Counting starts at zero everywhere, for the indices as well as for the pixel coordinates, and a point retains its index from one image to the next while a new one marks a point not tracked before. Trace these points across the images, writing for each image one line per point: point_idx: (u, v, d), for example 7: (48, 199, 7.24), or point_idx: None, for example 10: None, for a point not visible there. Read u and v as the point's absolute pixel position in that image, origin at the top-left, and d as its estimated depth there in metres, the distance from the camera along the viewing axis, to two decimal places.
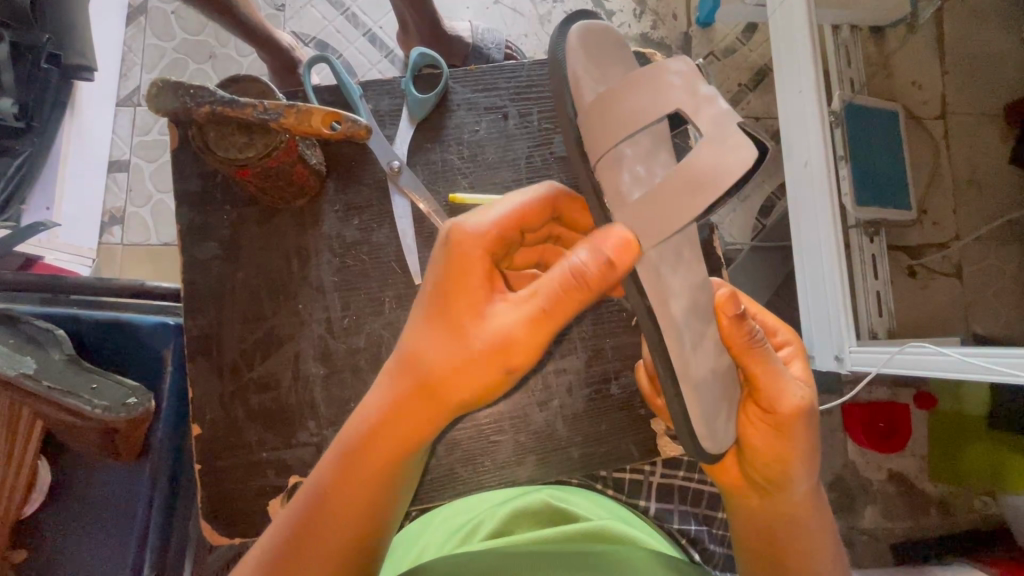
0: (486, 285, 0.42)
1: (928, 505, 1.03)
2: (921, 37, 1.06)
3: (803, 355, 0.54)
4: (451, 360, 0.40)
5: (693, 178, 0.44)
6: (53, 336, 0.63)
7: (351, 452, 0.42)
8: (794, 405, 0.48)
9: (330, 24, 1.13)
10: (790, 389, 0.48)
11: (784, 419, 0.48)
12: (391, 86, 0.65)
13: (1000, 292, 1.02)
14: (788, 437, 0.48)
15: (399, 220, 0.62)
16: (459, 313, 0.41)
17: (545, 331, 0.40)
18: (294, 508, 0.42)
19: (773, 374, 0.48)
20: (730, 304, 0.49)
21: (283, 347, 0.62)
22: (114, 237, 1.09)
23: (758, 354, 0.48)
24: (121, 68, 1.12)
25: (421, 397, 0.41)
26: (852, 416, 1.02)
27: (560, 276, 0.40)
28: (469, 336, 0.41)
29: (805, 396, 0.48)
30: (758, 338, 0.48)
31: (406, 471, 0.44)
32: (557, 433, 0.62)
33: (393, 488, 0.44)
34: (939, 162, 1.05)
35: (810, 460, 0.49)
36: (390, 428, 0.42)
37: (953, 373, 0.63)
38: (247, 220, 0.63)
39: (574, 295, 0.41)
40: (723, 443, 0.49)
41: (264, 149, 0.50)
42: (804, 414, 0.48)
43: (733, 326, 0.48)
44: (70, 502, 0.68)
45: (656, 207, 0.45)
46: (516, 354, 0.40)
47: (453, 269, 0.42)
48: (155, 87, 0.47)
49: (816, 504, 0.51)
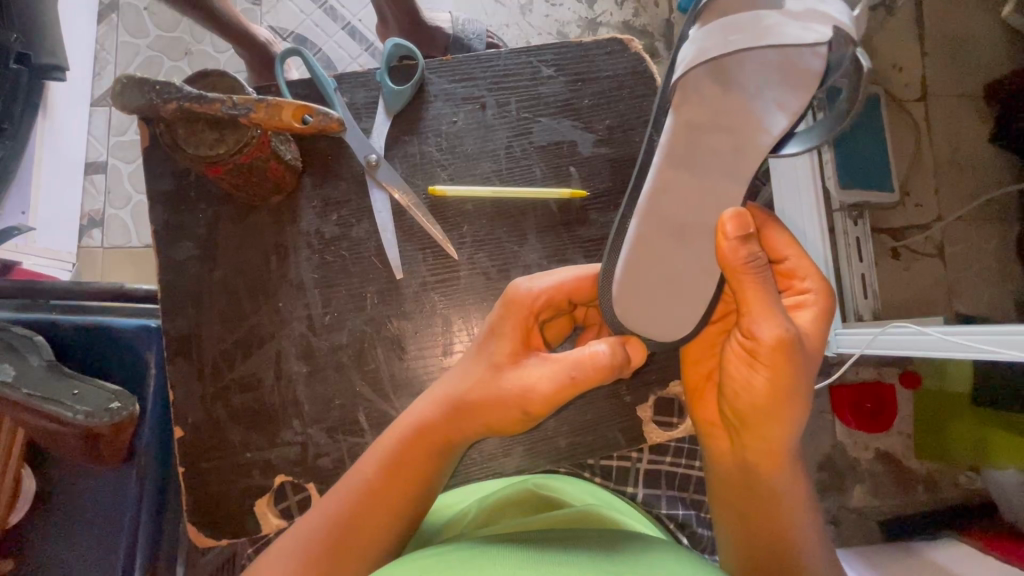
0: (522, 345, 0.50)
1: (914, 482, 1.05)
2: (900, 19, 1.07)
3: (820, 305, 0.50)
4: (487, 393, 0.49)
5: (758, 31, 0.46)
6: (31, 342, 0.61)
7: (398, 446, 0.50)
8: (778, 335, 0.45)
9: (308, 19, 1.11)
10: (776, 320, 0.45)
11: (766, 351, 0.46)
12: (366, 78, 0.64)
13: (981, 271, 1.03)
14: (771, 371, 0.46)
15: (378, 215, 0.61)
16: (504, 351, 0.50)
17: (562, 392, 0.47)
18: (345, 490, 0.50)
19: (761, 305, 0.46)
20: (735, 223, 0.46)
21: (265, 346, 0.62)
22: (93, 240, 1.07)
23: (753, 277, 0.46)
24: (94, 67, 1.10)
25: (460, 408, 0.50)
26: (840, 398, 1.04)
27: (583, 355, 0.47)
28: (503, 377, 0.49)
29: (792, 332, 0.45)
30: (757, 264, 0.46)
31: (440, 469, 0.52)
32: (543, 423, 0.62)
33: (433, 483, 0.52)
34: (921, 142, 1.05)
35: (797, 404, 0.48)
36: (434, 431, 0.51)
37: (929, 351, 0.64)
38: (223, 219, 0.62)
39: (594, 371, 0.47)
40: (664, 332, 0.52)
41: (236, 145, 0.49)
42: (788, 349, 0.45)
43: (733, 246, 0.46)
44: (54, 512, 0.67)
45: (717, 36, 0.46)
46: (535, 404, 0.48)
47: (507, 321, 0.50)
48: (120, 85, 0.46)
49: (794, 461, 0.50)
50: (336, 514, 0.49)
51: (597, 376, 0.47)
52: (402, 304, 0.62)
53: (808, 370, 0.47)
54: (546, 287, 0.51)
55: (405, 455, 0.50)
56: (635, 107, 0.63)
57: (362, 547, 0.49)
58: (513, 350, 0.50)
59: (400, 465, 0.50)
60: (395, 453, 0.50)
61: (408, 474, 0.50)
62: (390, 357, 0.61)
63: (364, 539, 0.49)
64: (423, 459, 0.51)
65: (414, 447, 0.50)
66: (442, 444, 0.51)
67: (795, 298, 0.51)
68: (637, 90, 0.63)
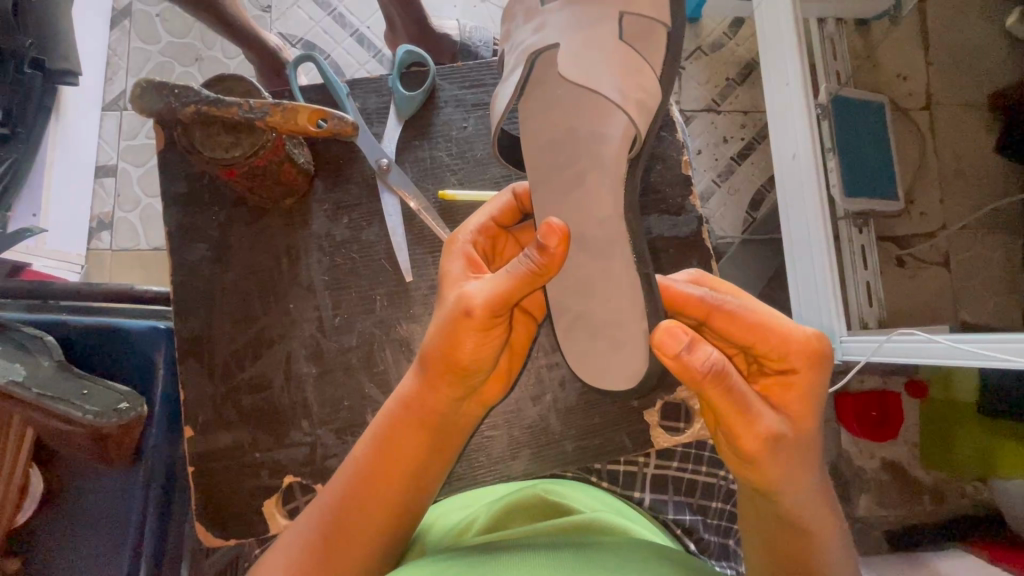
0: (466, 271, 0.49)
1: (920, 492, 1.04)
2: (904, 29, 1.08)
3: (805, 385, 0.44)
4: (441, 326, 0.46)
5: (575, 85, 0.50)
6: (42, 343, 0.62)
7: (389, 435, 0.48)
8: (759, 441, 0.41)
9: (317, 25, 1.12)
10: (759, 419, 0.41)
11: (754, 449, 0.42)
12: (378, 84, 0.65)
13: (989, 279, 1.03)
14: (760, 466, 0.42)
15: (389, 218, 0.62)
16: (454, 277, 0.48)
17: (502, 290, 0.44)
18: (341, 485, 0.47)
19: (740, 412, 0.41)
20: (673, 339, 0.40)
21: (275, 347, 0.62)
22: (102, 242, 1.08)
23: (721, 385, 0.40)
24: (106, 72, 1.12)
25: (431, 369, 0.47)
26: (844, 408, 1.04)
27: (511, 264, 0.44)
28: (446, 304, 0.47)
29: (774, 427, 0.42)
30: (722, 370, 0.40)
31: (431, 453, 0.50)
32: (551, 427, 0.63)
33: (435, 453, 0.50)
34: (926, 151, 1.06)
35: (803, 474, 0.43)
36: (420, 400, 0.48)
37: (938, 360, 0.64)
38: (235, 221, 0.63)
39: (527, 273, 0.43)
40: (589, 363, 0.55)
41: (251, 149, 0.50)
42: (771, 443, 0.42)
43: (682, 363, 0.40)
44: (60, 513, 0.67)
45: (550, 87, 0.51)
46: (480, 313, 0.44)
47: (444, 262, 0.50)
48: (138, 88, 0.46)
49: (824, 505, 0.45)
50: (331, 505, 0.46)
51: (542, 274, 0.43)
52: (411, 307, 0.62)
53: (798, 462, 0.42)
54: (477, 224, 0.52)
55: (399, 436, 0.48)
56: None
57: (359, 541, 0.46)
58: (455, 274, 0.49)
59: (394, 440, 0.48)
60: (389, 428, 0.48)
61: (402, 458, 0.48)
62: (398, 360, 0.62)
63: (362, 525, 0.46)
64: (418, 432, 0.48)
65: (401, 423, 0.48)
66: (430, 412, 0.48)
67: (778, 376, 0.45)
68: None
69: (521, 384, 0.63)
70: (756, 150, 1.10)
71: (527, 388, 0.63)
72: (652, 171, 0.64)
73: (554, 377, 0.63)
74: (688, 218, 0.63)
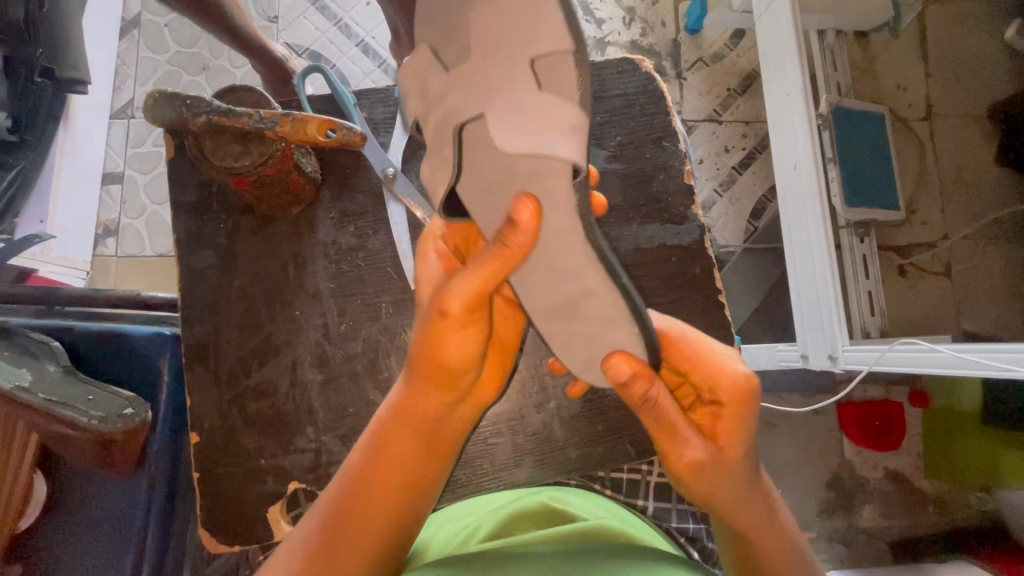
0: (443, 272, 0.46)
1: (925, 502, 1.04)
2: (903, 41, 1.09)
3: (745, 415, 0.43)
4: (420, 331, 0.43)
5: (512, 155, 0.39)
6: (48, 349, 0.63)
7: (385, 444, 0.46)
8: (683, 466, 0.42)
9: (323, 36, 1.14)
10: (687, 446, 0.42)
11: (682, 470, 0.43)
12: (385, 95, 0.66)
13: (990, 289, 1.04)
14: (694, 486, 0.44)
15: (395, 226, 0.63)
16: (433, 281, 0.45)
17: (477, 276, 0.39)
18: (338, 490, 0.47)
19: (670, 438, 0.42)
20: (616, 370, 0.41)
21: (281, 354, 0.63)
22: (108, 249, 1.09)
23: (649, 410, 0.42)
24: (114, 80, 1.13)
25: (420, 374, 0.44)
26: (846, 416, 1.05)
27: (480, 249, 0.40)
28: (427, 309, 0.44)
29: (704, 455, 0.42)
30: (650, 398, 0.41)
31: (436, 465, 0.48)
32: (554, 434, 0.63)
33: (436, 463, 0.48)
34: (926, 161, 1.07)
35: (741, 500, 0.43)
36: (412, 407, 0.45)
37: (940, 369, 0.64)
38: (243, 228, 0.63)
39: (501, 256, 0.38)
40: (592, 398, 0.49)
41: (261, 158, 0.51)
42: (700, 468, 0.42)
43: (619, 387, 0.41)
44: (63, 519, 0.67)
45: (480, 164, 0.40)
46: (459, 308, 0.40)
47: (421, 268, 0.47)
48: (151, 99, 0.48)
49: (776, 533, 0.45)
50: (331, 512, 0.46)
51: (515, 256, 0.38)
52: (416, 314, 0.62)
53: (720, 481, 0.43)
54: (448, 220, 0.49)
55: (393, 449, 0.46)
56: (646, 125, 0.65)
57: (356, 547, 0.45)
58: (433, 278, 0.46)
59: (391, 451, 0.46)
60: (386, 439, 0.46)
61: (397, 468, 0.46)
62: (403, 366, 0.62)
63: (359, 531, 0.45)
64: (415, 439, 0.46)
65: (398, 432, 0.46)
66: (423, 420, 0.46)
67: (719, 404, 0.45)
68: (647, 107, 0.65)
69: (525, 392, 0.63)
70: (757, 160, 1.11)
71: (531, 396, 0.63)
72: (655, 181, 0.64)
73: (558, 385, 0.64)
74: (691, 228, 0.64)
